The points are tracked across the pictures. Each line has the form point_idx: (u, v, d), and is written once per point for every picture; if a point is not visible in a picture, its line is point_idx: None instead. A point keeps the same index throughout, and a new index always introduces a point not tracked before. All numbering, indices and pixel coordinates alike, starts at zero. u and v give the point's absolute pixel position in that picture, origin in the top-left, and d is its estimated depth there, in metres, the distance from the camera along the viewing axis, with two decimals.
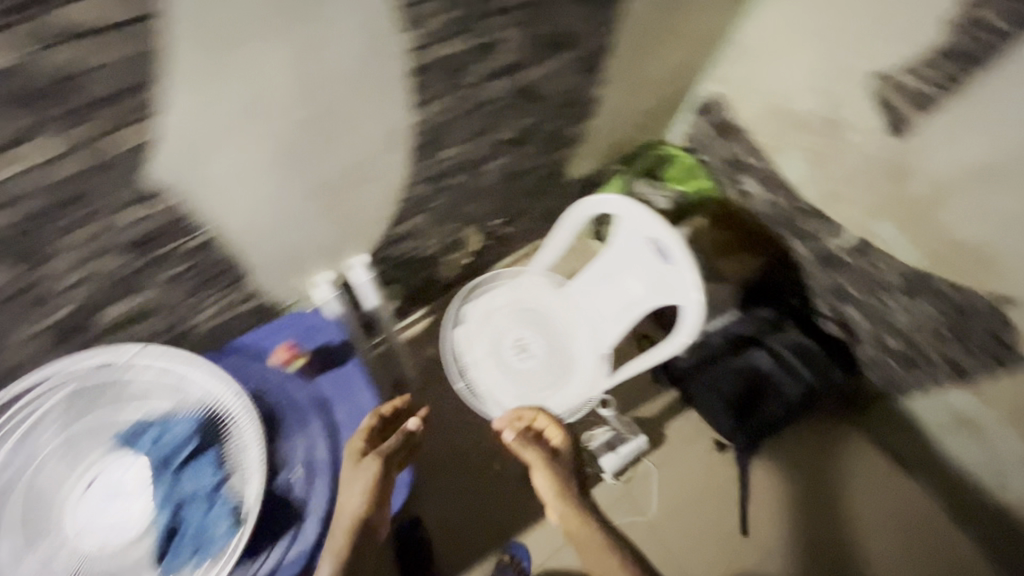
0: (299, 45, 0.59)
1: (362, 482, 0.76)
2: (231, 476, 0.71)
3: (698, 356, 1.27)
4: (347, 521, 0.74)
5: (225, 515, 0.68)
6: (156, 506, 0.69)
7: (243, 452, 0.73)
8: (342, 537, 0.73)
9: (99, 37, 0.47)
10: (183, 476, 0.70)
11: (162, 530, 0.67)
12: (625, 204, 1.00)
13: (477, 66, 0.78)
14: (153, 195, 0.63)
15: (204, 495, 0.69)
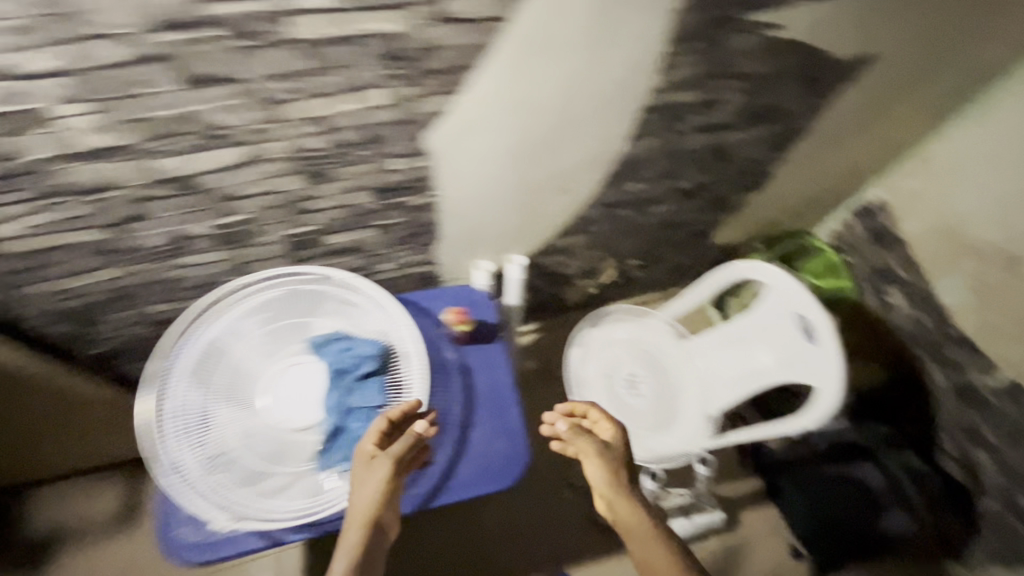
0: (581, 66, 0.70)
1: (372, 487, 0.74)
2: (391, 404, 0.82)
3: (794, 451, 1.27)
4: (361, 521, 0.73)
5: (381, 435, 0.79)
6: (329, 407, 0.80)
7: (405, 389, 0.83)
8: (354, 545, 0.72)
9: (462, 25, 0.59)
10: (356, 391, 0.81)
11: (330, 431, 0.79)
12: (781, 277, 1.03)
13: (693, 117, 0.87)
14: (419, 155, 0.76)
15: (369, 412, 0.81)
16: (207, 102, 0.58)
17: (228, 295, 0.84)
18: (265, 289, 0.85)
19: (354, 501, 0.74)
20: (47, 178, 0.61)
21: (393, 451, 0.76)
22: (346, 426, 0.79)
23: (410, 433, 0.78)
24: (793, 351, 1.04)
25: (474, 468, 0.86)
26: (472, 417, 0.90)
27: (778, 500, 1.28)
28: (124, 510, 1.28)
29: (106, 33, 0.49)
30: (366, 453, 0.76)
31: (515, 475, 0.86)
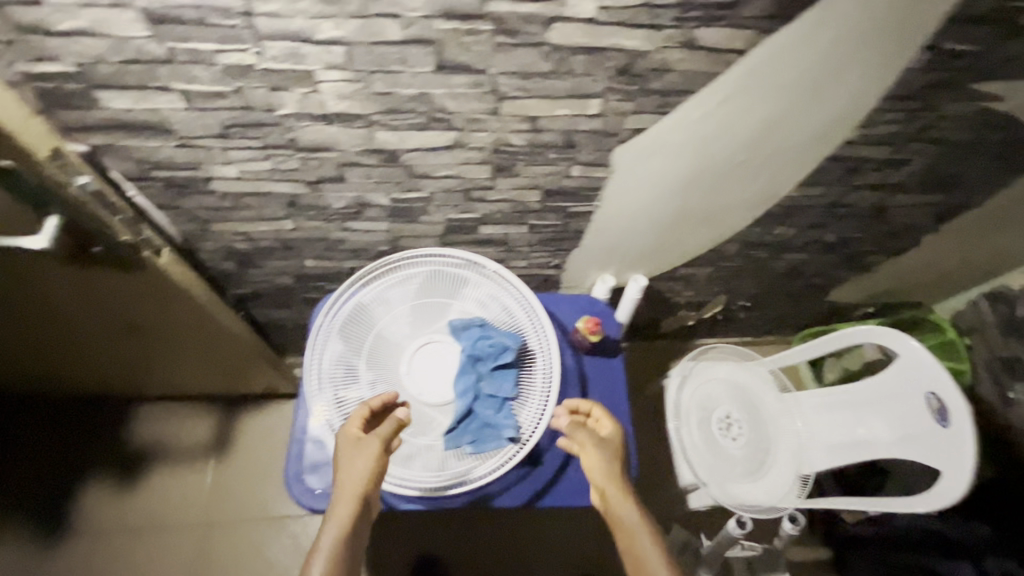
0: (792, 104, 0.69)
1: (362, 465, 0.75)
2: (519, 399, 0.82)
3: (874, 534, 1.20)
4: (350, 498, 0.74)
5: (508, 428, 0.78)
6: (461, 390, 0.81)
7: (534, 387, 0.82)
8: (344, 518, 0.73)
9: (702, 52, 0.60)
10: (489, 378, 0.81)
11: (459, 412, 0.79)
12: (913, 350, 0.98)
13: (870, 173, 0.85)
14: (601, 166, 0.77)
15: (498, 402, 0.80)
16: (445, 86, 0.61)
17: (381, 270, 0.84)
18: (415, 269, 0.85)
19: (345, 479, 0.75)
20: (281, 132, 0.66)
21: (381, 432, 0.76)
22: (475, 412, 0.79)
23: (397, 415, 0.78)
24: (913, 430, 0.99)
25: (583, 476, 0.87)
26: None
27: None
28: (215, 440, 1.35)
29: (395, 12, 0.52)
30: (353, 435, 0.76)
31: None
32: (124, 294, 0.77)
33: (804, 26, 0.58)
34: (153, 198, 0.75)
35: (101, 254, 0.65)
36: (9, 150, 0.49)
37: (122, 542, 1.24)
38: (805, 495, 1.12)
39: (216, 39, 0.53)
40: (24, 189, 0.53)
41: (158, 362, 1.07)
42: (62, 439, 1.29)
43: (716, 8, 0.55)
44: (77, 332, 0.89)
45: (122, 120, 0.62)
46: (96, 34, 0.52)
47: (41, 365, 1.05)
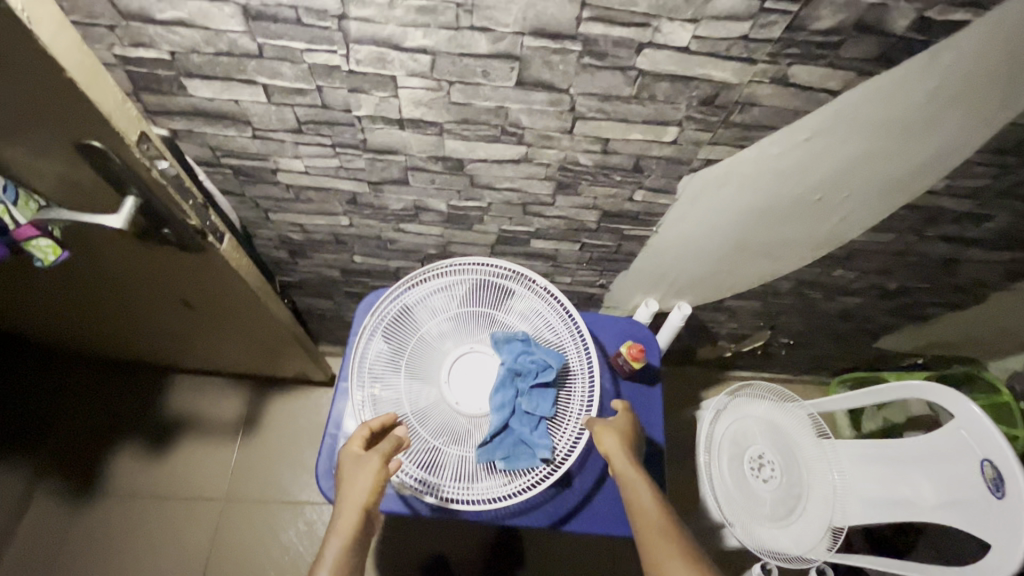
0: (878, 145, 0.66)
1: (365, 480, 0.69)
2: (555, 421, 0.76)
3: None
4: (352, 514, 0.68)
5: (542, 451, 0.73)
6: (496, 403, 0.75)
7: (575, 410, 0.76)
8: (348, 531, 0.66)
9: (793, 89, 0.58)
10: (529, 395, 0.75)
11: (495, 427, 0.73)
12: (965, 410, 0.93)
13: (946, 226, 0.81)
14: (665, 193, 0.76)
15: (533, 422, 0.75)
16: (523, 102, 0.61)
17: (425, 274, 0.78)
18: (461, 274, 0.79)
19: (347, 493, 0.69)
20: (353, 132, 0.66)
21: (383, 446, 0.70)
22: (509, 428, 0.74)
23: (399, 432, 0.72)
24: (958, 495, 0.94)
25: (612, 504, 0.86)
26: None
27: None
28: (242, 419, 1.37)
29: (487, 27, 0.51)
30: (356, 447, 0.71)
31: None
32: (182, 274, 0.78)
33: (906, 73, 0.56)
34: (220, 183, 0.77)
35: (170, 237, 0.67)
36: (104, 132, 0.51)
37: (145, 508, 1.27)
38: (833, 549, 1.08)
39: (307, 38, 0.54)
40: (111, 172, 0.56)
41: (200, 338, 1.09)
42: (100, 402, 1.33)
43: (817, 48, 0.53)
44: (130, 304, 0.91)
45: (203, 108, 0.63)
46: (194, 25, 0.53)
47: (90, 331, 1.07)
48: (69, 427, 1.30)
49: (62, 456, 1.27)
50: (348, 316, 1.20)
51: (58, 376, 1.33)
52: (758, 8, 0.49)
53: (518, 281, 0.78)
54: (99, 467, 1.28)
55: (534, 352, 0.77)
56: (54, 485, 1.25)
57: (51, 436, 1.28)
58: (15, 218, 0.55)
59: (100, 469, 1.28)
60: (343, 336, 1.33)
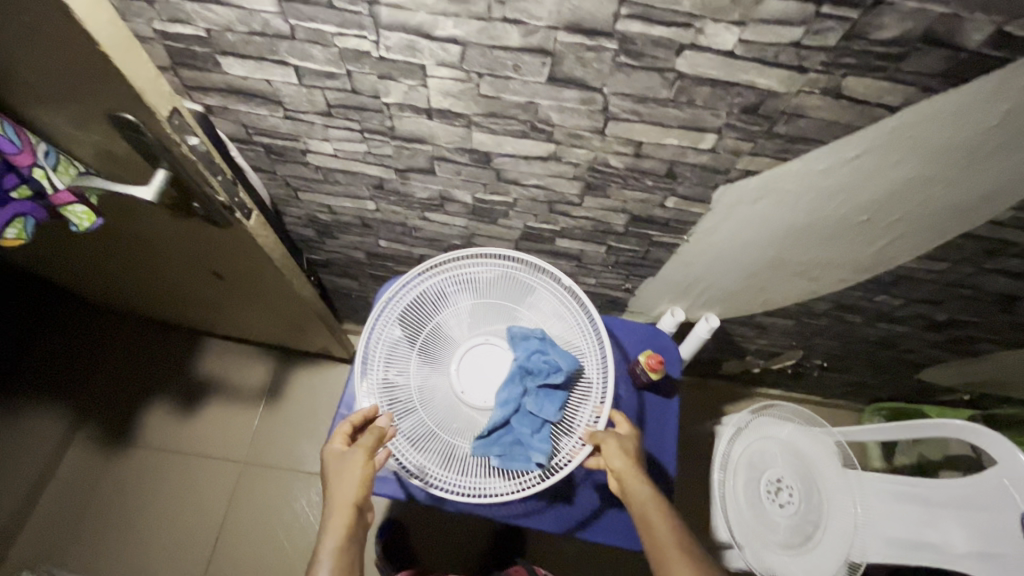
0: (936, 169, 0.60)
1: (351, 477, 0.66)
2: (558, 425, 0.72)
3: None
4: (343, 514, 0.65)
5: (540, 455, 0.69)
6: (499, 399, 0.70)
7: (582, 418, 0.72)
8: (340, 531, 0.64)
9: (845, 102, 0.53)
10: (535, 395, 0.71)
11: (494, 424, 0.69)
12: (1007, 454, 0.87)
13: (1008, 259, 0.74)
14: (698, 201, 0.72)
15: (536, 423, 0.70)
16: (553, 99, 0.58)
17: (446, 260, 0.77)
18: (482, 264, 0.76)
19: (334, 492, 0.66)
20: (381, 118, 0.65)
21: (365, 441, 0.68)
22: (510, 425, 0.70)
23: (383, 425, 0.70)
24: (989, 544, 0.89)
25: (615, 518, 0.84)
26: None
27: None
28: (266, 387, 1.41)
29: (519, 19, 0.49)
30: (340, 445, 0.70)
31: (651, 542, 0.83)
32: (210, 246, 0.80)
33: (976, 92, 0.51)
34: (253, 160, 0.78)
35: (199, 211, 0.68)
36: (135, 107, 0.52)
37: (170, 463, 1.34)
38: None
39: (337, 22, 0.53)
40: (145, 147, 0.57)
41: (229, 307, 1.12)
42: (137, 358, 1.40)
43: (877, 59, 0.48)
44: (162, 270, 0.94)
45: (237, 86, 0.63)
46: (228, 4, 0.53)
47: (127, 291, 1.12)
48: (107, 378, 1.37)
49: (99, 405, 1.35)
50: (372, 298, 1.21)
51: (101, 330, 1.40)
52: (813, 13, 0.45)
53: (540, 278, 0.76)
54: (132, 420, 1.35)
55: (545, 351, 0.72)
56: (90, 432, 1.33)
57: (91, 385, 1.36)
58: (55, 183, 0.58)
59: (132, 421, 1.35)
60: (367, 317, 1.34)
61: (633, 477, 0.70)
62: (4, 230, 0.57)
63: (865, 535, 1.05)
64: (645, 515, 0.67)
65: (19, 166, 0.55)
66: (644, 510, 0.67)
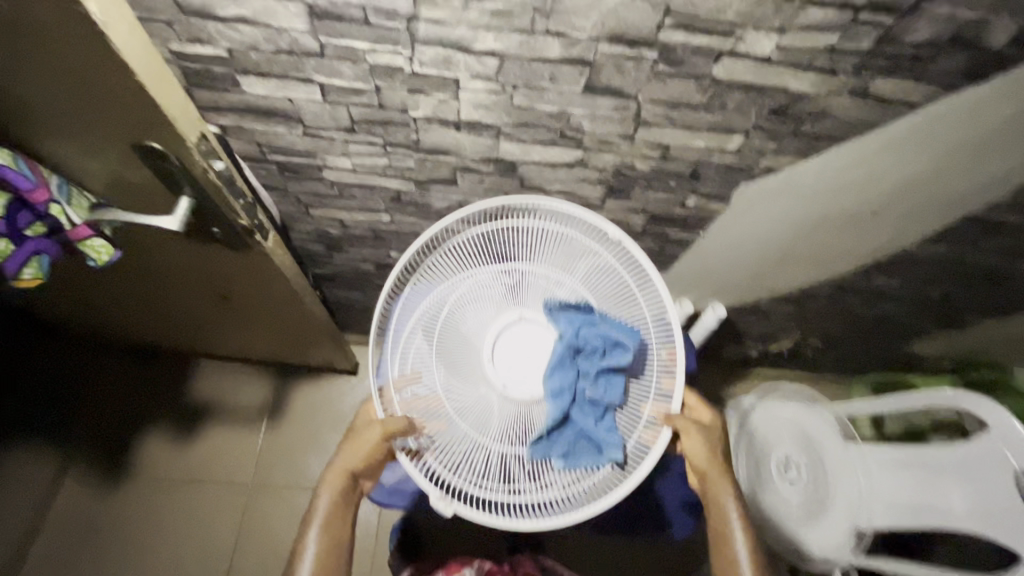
0: (946, 161, 0.64)
1: (359, 446, 0.67)
2: (621, 407, 0.66)
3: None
4: (341, 473, 0.69)
5: (611, 445, 0.63)
6: (554, 389, 0.65)
7: (644, 395, 0.67)
8: (333, 489, 0.68)
9: (871, 101, 0.55)
10: (592, 379, 0.65)
11: (554, 420, 0.64)
12: (999, 417, 0.93)
13: (1003, 238, 0.79)
14: (719, 199, 0.74)
15: (598, 409, 0.65)
16: (588, 107, 0.59)
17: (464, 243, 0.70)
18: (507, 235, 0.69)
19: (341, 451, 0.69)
20: (407, 132, 0.64)
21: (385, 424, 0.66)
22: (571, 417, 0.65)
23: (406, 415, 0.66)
24: (985, 503, 0.94)
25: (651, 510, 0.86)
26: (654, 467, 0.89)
27: None
28: (267, 405, 1.36)
29: (563, 32, 0.49)
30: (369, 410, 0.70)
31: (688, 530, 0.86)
32: (222, 268, 0.77)
33: (991, 90, 0.54)
34: (264, 178, 0.75)
35: (218, 235, 0.65)
36: (164, 134, 0.49)
37: (171, 492, 1.28)
38: (858, 552, 1.09)
39: (371, 39, 0.52)
40: (168, 174, 0.54)
41: (230, 328, 1.08)
42: (125, 386, 1.33)
43: (906, 61, 0.50)
44: (163, 295, 0.90)
45: (256, 105, 0.61)
46: (256, 23, 0.51)
47: (119, 319, 1.06)
48: (95, 410, 1.30)
49: (90, 439, 1.28)
50: (377, 308, 1.19)
51: (84, 359, 1.33)
52: (850, 19, 0.47)
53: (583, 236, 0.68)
54: (126, 450, 1.28)
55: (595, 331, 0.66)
56: (83, 467, 1.26)
57: (79, 419, 1.29)
58: (73, 219, 0.55)
59: (127, 452, 1.29)
60: (369, 326, 1.32)
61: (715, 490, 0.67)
62: (20, 271, 0.54)
63: (868, 502, 1.11)
64: (721, 528, 0.67)
65: (34, 203, 0.52)
66: (722, 525, 0.67)
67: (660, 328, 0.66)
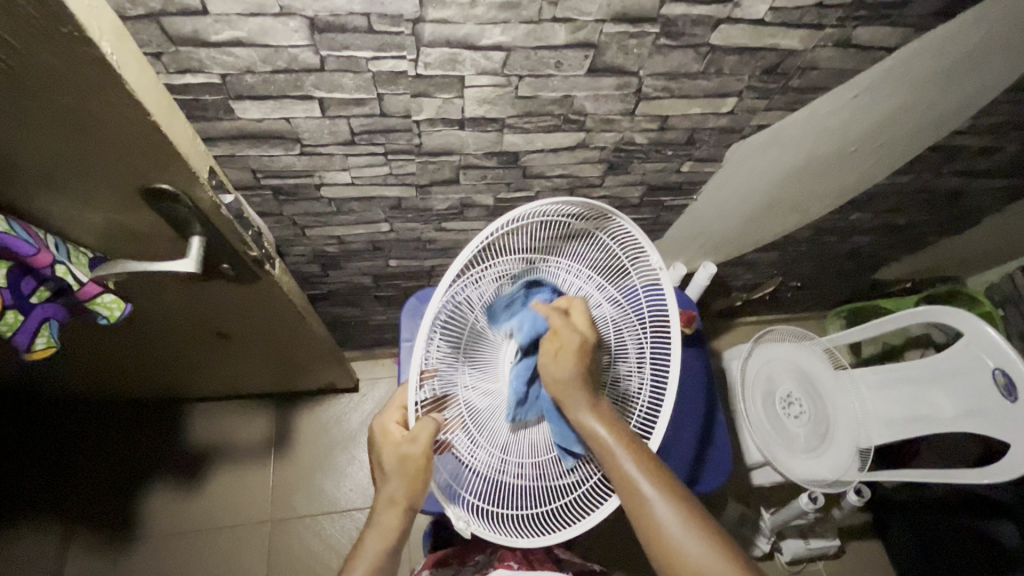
0: (914, 99, 0.69)
1: (404, 471, 0.58)
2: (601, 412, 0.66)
3: (915, 493, 1.23)
4: (396, 508, 0.59)
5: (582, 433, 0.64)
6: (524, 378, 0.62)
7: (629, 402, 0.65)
8: (392, 528, 0.59)
9: (853, 50, 0.59)
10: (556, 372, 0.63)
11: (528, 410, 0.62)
12: (974, 326, 1.03)
13: (962, 161, 0.87)
14: (712, 161, 0.77)
15: None
16: (590, 89, 0.59)
17: (489, 246, 0.57)
18: (523, 233, 0.58)
19: (385, 486, 0.60)
20: (410, 137, 0.63)
21: (422, 434, 0.56)
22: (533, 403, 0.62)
23: (434, 415, 0.58)
24: (976, 403, 1.04)
25: (684, 467, 0.94)
26: (679, 428, 0.96)
27: (888, 537, 1.30)
28: (271, 437, 1.31)
29: (570, 17, 0.50)
30: (397, 432, 0.61)
31: (720, 479, 0.95)
32: (226, 304, 0.73)
33: (956, 26, 0.59)
34: (258, 206, 0.72)
35: (228, 271, 0.63)
36: (179, 175, 0.47)
37: (184, 546, 1.20)
38: (864, 469, 1.17)
39: (375, 46, 0.50)
40: (176, 216, 0.51)
41: (227, 366, 1.03)
42: (114, 446, 1.25)
43: (884, 8, 0.54)
44: (158, 343, 0.84)
45: (250, 130, 0.58)
46: (253, 44, 0.48)
47: (102, 378, 0.99)
48: (85, 476, 1.22)
49: (86, 508, 1.20)
50: (375, 320, 1.17)
51: (62, 427, 1.24)
52: None
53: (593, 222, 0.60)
54: (128, 511, 1.21)
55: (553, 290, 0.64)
56: (84, 539, 1.17)
57: (70, 491, 1.20)
58: (80, 277, 0.51)
59: (130, 514, 1.21)
60: (365, 339, 1.30)
61: (588, 417, 0.57)
62: (32, 341, 0.50)
63: (867, 423, 1.21)
64: (613, 460, 0.56)
65: (39, 267, 0.47)
66: (610, 455, 0.56)
67: (653, 298, 0.63)
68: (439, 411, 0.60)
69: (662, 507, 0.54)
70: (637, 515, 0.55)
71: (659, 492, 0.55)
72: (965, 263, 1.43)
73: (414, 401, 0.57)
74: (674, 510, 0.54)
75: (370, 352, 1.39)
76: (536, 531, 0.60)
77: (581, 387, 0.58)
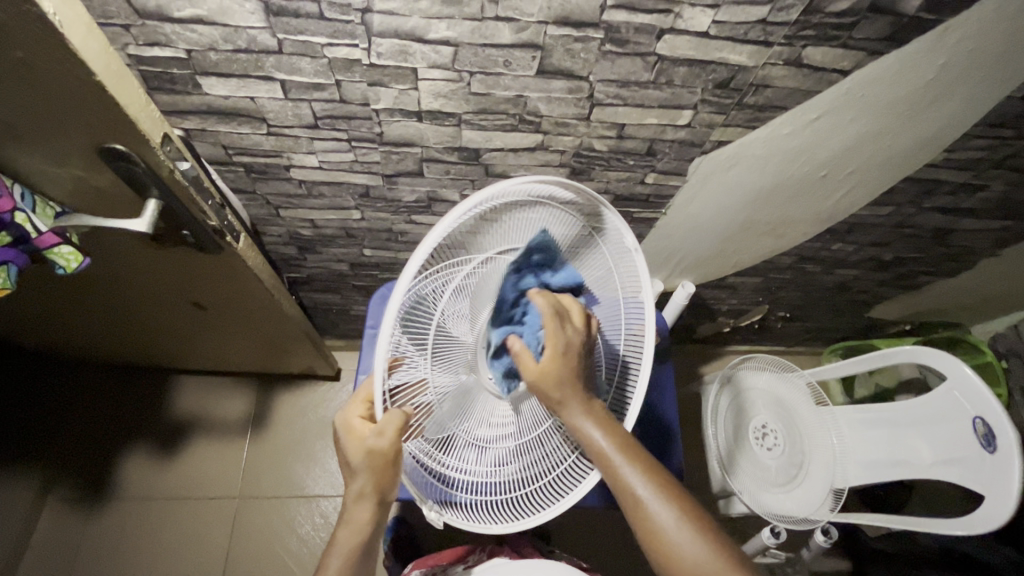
0: (874, 125, 0.69)
1: (370, 469, 0.55)
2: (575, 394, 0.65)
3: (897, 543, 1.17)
4: (367, 502, 0.58)
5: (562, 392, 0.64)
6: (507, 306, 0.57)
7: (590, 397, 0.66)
8: (362, 525, 0.58)
9: (806, 71, 0.59)
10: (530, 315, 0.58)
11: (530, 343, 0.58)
12: (948, 365, 0.98)
13: (942, 196, 0.85)
14: (675, 174, 0.77)
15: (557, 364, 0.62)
16: (542, 91, 0.61)
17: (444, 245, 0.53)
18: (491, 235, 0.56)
19: (353, 480, 0.57)
20: (370, 125, 0.66)
21: (389, 426, 0.52)
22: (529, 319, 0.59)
23: (402, 407, 0.53)
24: (953, 450, 0.98)
25: None
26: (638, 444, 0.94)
27: None
28: (249, 414, 1.34)
29: (512, 16, 0.52)
30: (361, 429, 0.57)
31: None
32: (193, 272, 0.77)
33: (914, 49, 0.58)
34: (231, 181, 0.76)
35: (189, 239, 0.66)
36: (132, 137, 0.50)
37: (155, 512, 1.24)
38: (837, 509, 1.11)
39: (328, 33, 0.53)
40: (133, 176, 0.55)
41: (206, 338, 1.07)
42: (100, 408, 1.30)
43: (832, 29, 0.55)
44: (137, 305, 0.88)
45: (218, 106, 0.62)
46: (214, 23, 0.52)
47: (87, 336, 1.04)
48: (70, 432, 1.27)
49: (65, 463, 1.24)
50: (355, 309, 1.20)
51: (55, 383, 1.30)
52: None
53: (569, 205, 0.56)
54: (106, 470, 1.25)
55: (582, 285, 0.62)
56: (64, 492, 1.22)
57: (53, 445, 1.25)
58: (38, 226, 0.54)
59: (108, 474, 1.25)
60: (349, 329, 1.33)
61: (585, 422, 0.57)
62: None
63: (845, 463, 1.16)
64: (608, 467, 0.57)
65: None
66: (605, 460, 0.57)
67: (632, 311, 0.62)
68: (407, 399, 0.55)
69: (660, 509, 0.56)
70: (636, 519, 0.57)
71: (654, 493, 0.56)
72: (969, 312, 1.38)
73: (380, 393, 0.51)
74: (671, 511, 0.55)
75: (353, 343, 1.42)
76: (508, 515, 0.60)
77: (574, 397, 0.57)
